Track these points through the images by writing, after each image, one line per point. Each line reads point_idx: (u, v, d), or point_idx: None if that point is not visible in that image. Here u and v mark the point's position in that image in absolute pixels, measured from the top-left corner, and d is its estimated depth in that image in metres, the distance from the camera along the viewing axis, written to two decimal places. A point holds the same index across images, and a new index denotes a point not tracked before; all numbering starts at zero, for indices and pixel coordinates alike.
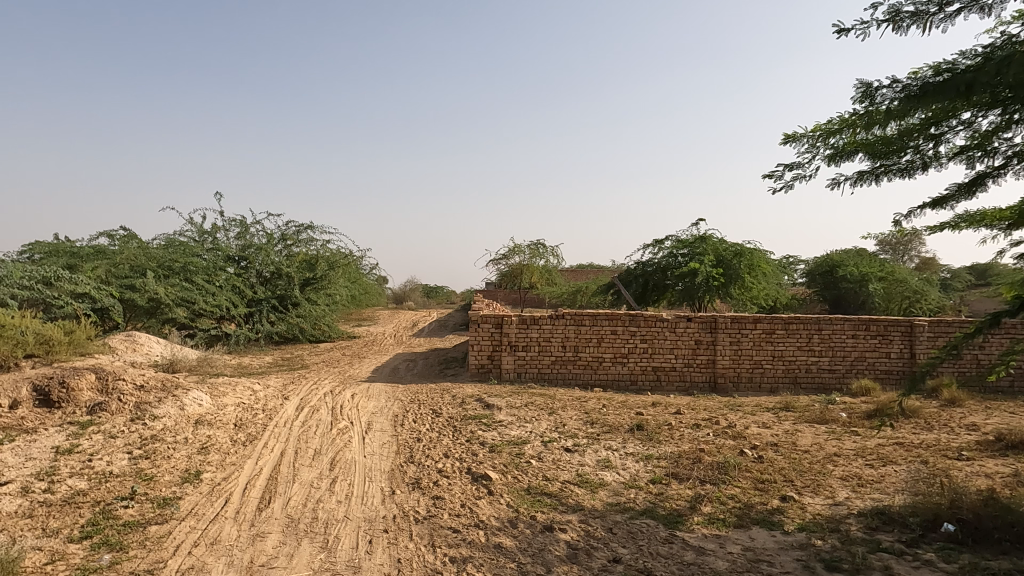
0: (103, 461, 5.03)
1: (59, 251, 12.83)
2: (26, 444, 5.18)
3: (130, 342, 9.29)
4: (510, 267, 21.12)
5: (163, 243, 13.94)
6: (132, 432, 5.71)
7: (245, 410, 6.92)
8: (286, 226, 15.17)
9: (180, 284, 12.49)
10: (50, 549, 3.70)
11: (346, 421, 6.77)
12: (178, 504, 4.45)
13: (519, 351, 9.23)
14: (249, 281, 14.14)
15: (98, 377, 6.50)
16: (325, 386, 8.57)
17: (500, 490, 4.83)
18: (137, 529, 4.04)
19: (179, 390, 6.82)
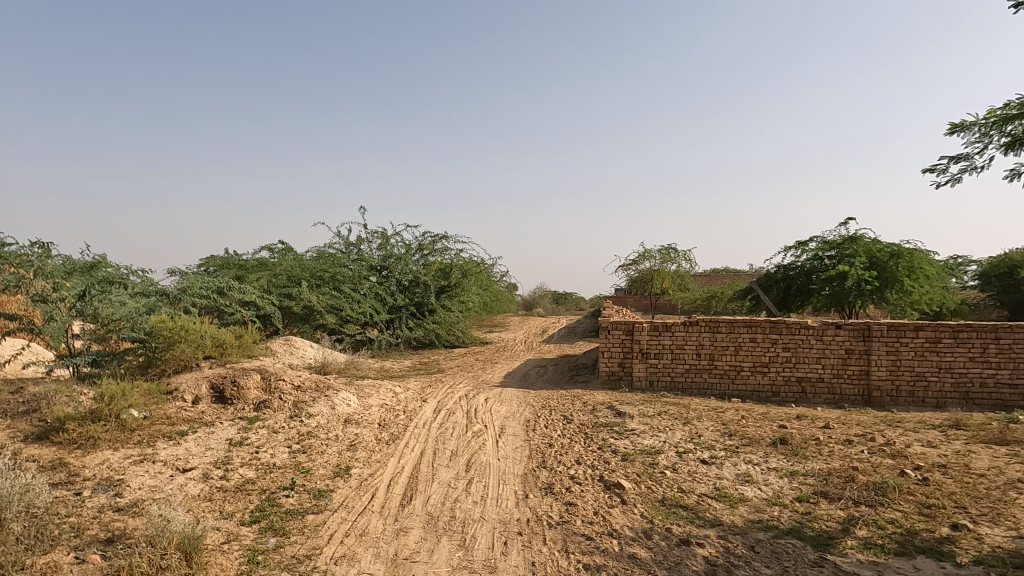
0: (268, 454, 5.56)
1: (230, 264, 14.38)
2: (206, 435, 5.86)
3: (288, 346, 10.20)
4: (641, 273, 20.76)
5: (315, 254, 15.21)
6: (291, 428, 6.26)
7: (389, 411, 7.35)
8: (423, 236, 15.95)
9: (330, 293, 13.54)
10: (226, 530, 4.15)
11: (481, 425, 6.99)
12: (331, 496, 4.82)
13: (651, 358, 9.04)
14: (390, 289, 15.03)
15: (263, 377, 7.21)
16: (460, 390, 8.90)
17: (633, 499, 4.76)
18: (297, 517, 4.42)
19: (331, 390, 7.38)
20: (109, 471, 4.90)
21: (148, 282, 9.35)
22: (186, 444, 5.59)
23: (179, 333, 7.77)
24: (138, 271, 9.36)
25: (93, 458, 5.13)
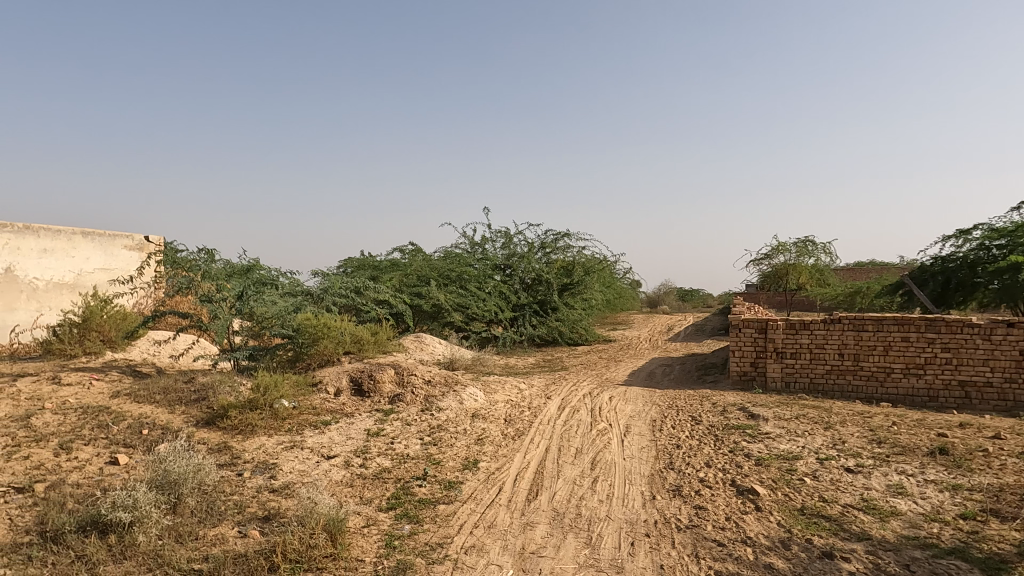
0: (402, 445, 5.86)
1: (365, 265, 15.30)
2: (347, 425, 6.29)
3: (419, 342, 10.68)
4: (774, 268, 19.61)
5: (443, 254, 15.81)
6: (423, 421, 6.56)
7: (514, 407, 7.49)
8: (545, 234, 16.08)
9: (456, 291, 14.03)
10: (366, 515, 4.42)
11: (606, 423, 6.93)
12: (461, 487, 4.99)
13: (786, 358, 8.53)
14: (514, 287, 15.31)
15: (396, 372, 7.60)
16: (584, 387, 8.89)
17: (769, 507, 4.51)
18: (430, 506, 4.62)
19: (459, 386, 7.64)
20: (265, 455, 5.39)
21: (295, 283, 10.16)
22: (329, 433, 6.02)
23: (322, 330, 8.39)
24: (287, 273, 10.20)
25: (251, 443, 5.67)
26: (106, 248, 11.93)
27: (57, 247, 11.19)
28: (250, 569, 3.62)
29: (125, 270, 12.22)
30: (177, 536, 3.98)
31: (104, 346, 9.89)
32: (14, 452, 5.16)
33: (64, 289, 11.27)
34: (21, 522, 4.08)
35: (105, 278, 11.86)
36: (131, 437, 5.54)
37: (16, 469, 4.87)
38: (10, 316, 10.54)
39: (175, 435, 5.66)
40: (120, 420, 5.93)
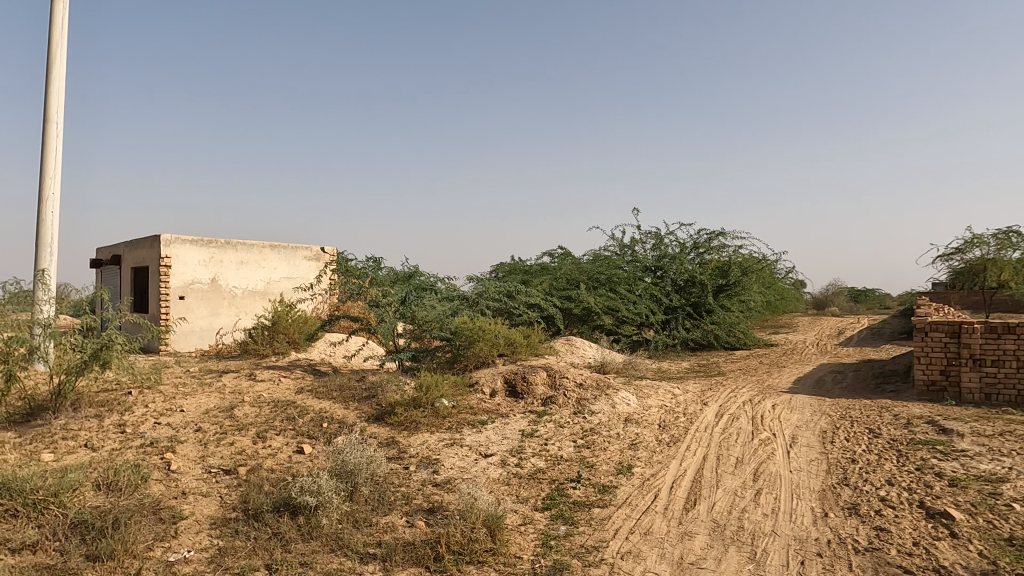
0: (555, 446, 5.94)
1: (517, 269, 15.71)
2: (503, 425, 6.49)
3: (569, 345, 10.76)
4: (968, 264, 17.31)
5: (592, 257, 15.81)
6: (575, 423, 6.60)
7: (668, 413, 7.29)
8: (698, 234, 15.51)
9: (606, 294, 13.97)
10: (523, 514, 4.54)
11: (768, 432, 6.53)
12: (615, 492, 4.95)
13: (986, 366, 7.52)
14: (666, 289, 14.92)
15: (549, 374, 7.72)
16: (744, 394, 8.43)
17: (967, 534, 3.99)
18: (585, 509, 4.64)
19: (611, 390, 7.59)
20: (428, 451, 5.72)
21: (451, 288, 10.66)
22: (486, 432, 6.26)
23: (478, 333, 8.75)
24: (444, 279, 10.75)
25: (416, 439, 6.04)
26: (290, 259, 13.32)
27: (251, 259, 12.69)
28: (418, 557, 3.87)
29: (306, 279, 13.56)
30: (354, 521, 4.36)
31: (289, 347, 11.05)
32: (222, 438, 5.93)
33: (257, 296, 12.76)
34: (229, 499, 4.69)
35: (289, 286, 13.25)
36: (313, 429, 6.15)
37: (223, 453, 5.60)
38: (215, 320, 12.14)
39: (350, 429, 6.18)
40: (304, 413, 6.60)
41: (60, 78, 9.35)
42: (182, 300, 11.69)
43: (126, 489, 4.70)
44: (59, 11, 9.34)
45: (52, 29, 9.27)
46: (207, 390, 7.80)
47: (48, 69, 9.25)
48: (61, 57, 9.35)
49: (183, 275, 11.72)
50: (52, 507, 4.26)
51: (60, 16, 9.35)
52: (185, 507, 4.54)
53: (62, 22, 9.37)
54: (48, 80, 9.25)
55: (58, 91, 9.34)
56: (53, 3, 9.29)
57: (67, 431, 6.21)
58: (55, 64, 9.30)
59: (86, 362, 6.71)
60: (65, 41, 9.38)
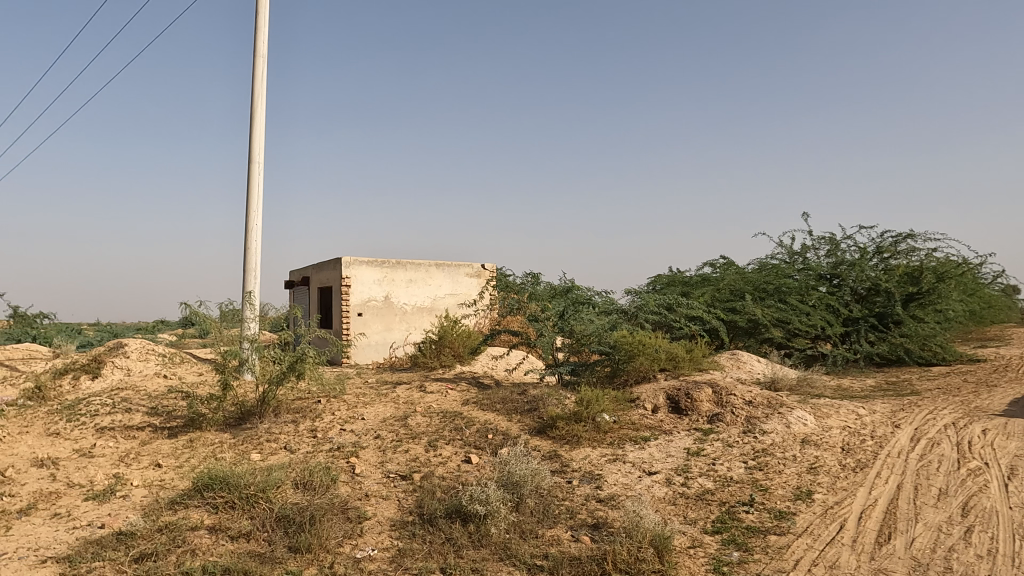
0: (724, 467, 5.65)
1: (675, 280, 15.27)
2: (666, 442, 6.30)
3: (735, 360, 10.22)
4: None
5: (758, 266, 14.93)
6: (745, 443, 6.23)
7: (852, 435, 6.64)
8: (882, 236, 14.05)
9: (775, 306, 13.12)
10: (691, 536, 4.37)
11: (979, 461, 5.70)
12: (794, 519, 4.60)
13: None
14: (844, 299, 13.66)
15: (714, 391, 7.37)
16: (945, 417, 7.45)
17: None
18: (759, 535, 4.36)
19: (785, 408, 7.07)
20: (590, 466, 5.71)
21: (609, 301, 10.57)
22: (649, 449, 6.11)
23: (638, 347, 8.58)
24: (601, 292, 10.70)
25: (578, 453, 6.06)
26: (454, 276, 14.03)
27: (419, 277, 13.55)
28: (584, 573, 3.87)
29: (468, 295, 14.19)
30: (521, 532, 4.46)
31: (455, 360, 11.62)
32: (398, 446, 6.37)
33: (425, 312, 13.58)
34: (406, 503, 5.02)
35: (453, 302, 13.96)
36: (480, 440, 6.41)
37: (400, 459, 6.01)
38: (389, 334, 13.12)
39: (514, 440, 6.35)
40: (471, 425, 6.89)
41: (261, 122, 10.70)
42: (360, 316, 12.77)
43: (319, 488, 5.20)
44: (259, 64, 10.70)
45: (254, 80, 10.65)
46: (383, 400, 8.43)
47: (251, 115, 10.62)
48: (261, 104, 10.70)
49: (361, 293, 12.81)
50: (261, 501, 4.84)
51: (260, 68, 10.72)
52: (369, 508, 4.92)
53: (262, 73, 10.72)
54: (252, 124, 10.62)
55: (259, 134, 10.68)
56: (255, 57, 10.67)
57: (270, 434, 7.02)
58: (257, 111, 10.66)
59: (284, 372, 7.56)
60: (264, 90, 10.72)
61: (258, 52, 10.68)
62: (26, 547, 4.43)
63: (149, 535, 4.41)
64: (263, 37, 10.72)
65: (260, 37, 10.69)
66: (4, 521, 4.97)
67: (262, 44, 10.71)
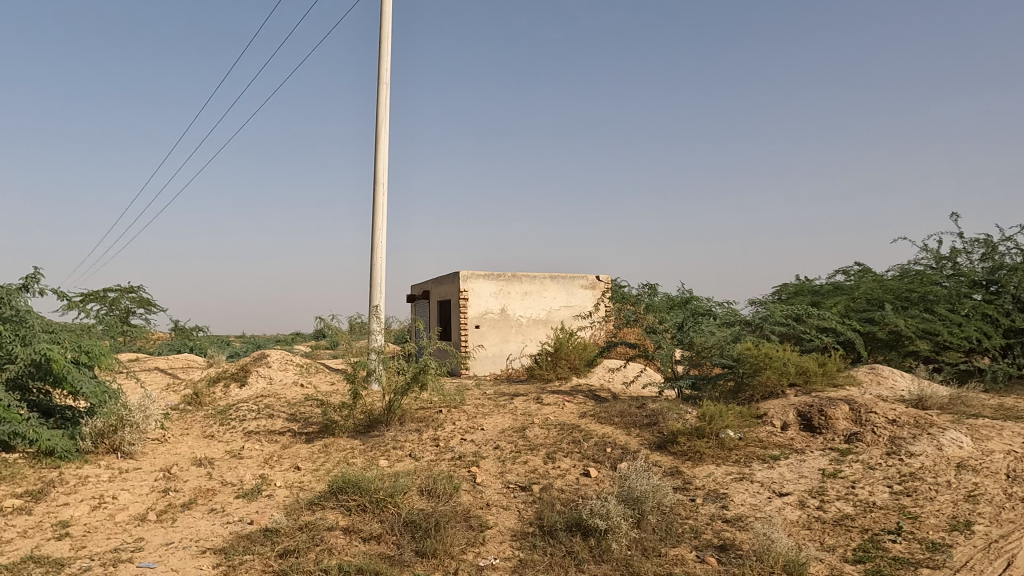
0: (866, 491, 5.22)
1: (804, 290, 14.39)
2: (798, 462, 5.93)
3: (874, 375, 9.43)
4: None
5: (899, 273, 13.72)
6: (889, 466, 5.72)
7: (1020, 460, 5.89)
8: None
9: (920, 316, 11.99)
10: (830, 564, 4.07)
11: None
12: (950, 551, 4.16)
13: None
14: (1005, 307, 12.20)
15: (852, 408, 6.83)
16: None
17: None
18: (909, 568, 3.98)
19: (935, 428, 6.42)
20: (715, 484, 5.48)
21: (731, 312, 10.13)
22: (780, 469, 5.77)
23: (765, 360, 8.13)
24: (722, 303, 10.28)
25: (702, 470, 5.84)
26: (569, 288, 14.04)
27: (534, 290, 13.69)
28: None
29: (583, 307, 14.13)
30: (643, 549, 4.37)
31: (571, 372, 11.61)
32: (517, 456, 6.46)
33: (540, 324, 13.68)
34: (526, 514, 5.07)
35: (568, 314, 13.96)
36: (598, 453, 6.35)
37: (519, 470, 6.08)
38: (505, 346, 13.35)
39: (634, 455, 6.23)
40: (589, 438, 6.85)
41: (384, 145, 11.32)
42: (478, 328, 13.10)
43: (443, 495, 5.38)
44: (382, 90, 11.34)
45: (378, 106, 11.30)
46: (501, 411, 8.58)
47: (376, 139, 11.27)
48: (385, 128, 11.32)
49: (478, 306, 13.15)
50: (389, 506, 5.08)
51: (383, 94, 11.35)
52: (490, 518, 5.02)
53: (385, 99, 11.36)
54: (376, 147, 11.26)
55: (383, 156, 11.30)
56: (379, 84, 11.33)
57: (397, 442, 7.35)
58: (381, 135, 11.29)
59: (408, 383, 7.89)
60: (387, 114, 11.34)
61: (381, 79, 11.33)
62: (188, 538, 4.93)
63: (291, 533, 4.76)
64: (385, 65, 11.36)
65: (383, 65, 11.34)
66: (171, 513, 5.57)
67: (384, 71, 11.35)
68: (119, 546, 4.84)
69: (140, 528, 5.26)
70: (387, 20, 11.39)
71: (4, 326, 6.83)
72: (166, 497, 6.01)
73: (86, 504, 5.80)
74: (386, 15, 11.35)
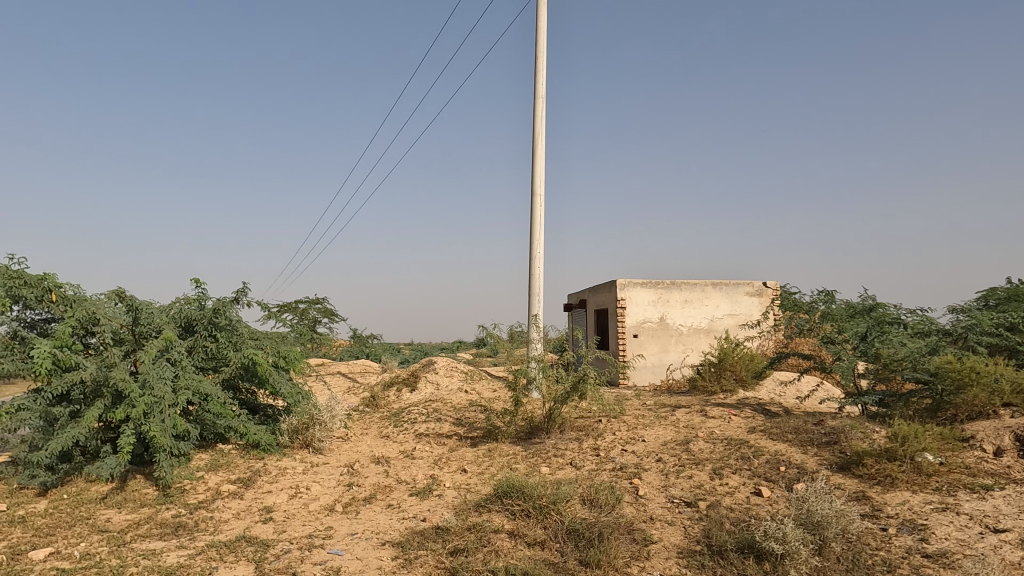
0: None
1: (1019, 295, 12.43)
2: (1018, 494, 5.10)
3: None
4: None
5: None
6: None
7: None
8: None
9: None
10: None
11: None
12: None
13: None
14: None
15: None
16: None
17: None
18: None
19: None
20: (911, 513, 4.89)
21: (925, 320, 9.01)
22: (993, 501, 5.01)
23: (971, 375, 7.10)
24: (913, 311, 9.19)
25: (894, 496, 5.25)
26: (732, 296, 13.36)
27: (696, 298, 13.20)
28: None
29: (749, 315, 13.37)
30: None
31: (737, 384, 11.02)
32: (681, 470, 6.24)
33: (702, 333, 13.16)
34: (692, 531, 4.88)
35: (733, 323, 13.28)
36: (771, 472, 5.94)
37: (684, 485, 5.87)
38: (665, 356, 12.99)
39: (812, 476, 5.76)
40: (759, 454, 6.45)
41: (541, 157, 11.57)
42: (636, 338, 12.89)
43: (605, 506, 5.34)
44: (539, 105, 11.61)
45: (534, 120, 11.58)
46: (663, 423, 8.34)
47: (533, 152, 11.55)
48: (541, 141, 11.58)
49: (636, 314, 12.93)
50: (553, 513, 5.14)
51: (540, 109, 11.62)
52: (655, 532, 4.90)
53: (541, 113, 11.62)
54: (534, 160, 11.54)
55: (540, 168, 11.55)
56: (535, 99, 11.61)
57: (558, 450, 7.43)
58: (538, 148, 11.56)
59: (568, 392, 7.93)
60: (543, 127, 11.59)
61: (537, 94, 11.61)
62: (370, 530, 5.36)
63: (460, 532, 4.99)
64: (541, 80, 11.63)
65: (539, 80, 11.62)
66: (354, 506, 6.08)
67: (540, 86, 11.62)
68: (313, 533, 5.38)
69: (329, 517, 5.81)
70: (542, 35, 11.66)
71: (220, 334, 7.80)
72: (351, 491, 6.57)
73: (285, 492, 6.52)
74: (541, 31, 11.64)
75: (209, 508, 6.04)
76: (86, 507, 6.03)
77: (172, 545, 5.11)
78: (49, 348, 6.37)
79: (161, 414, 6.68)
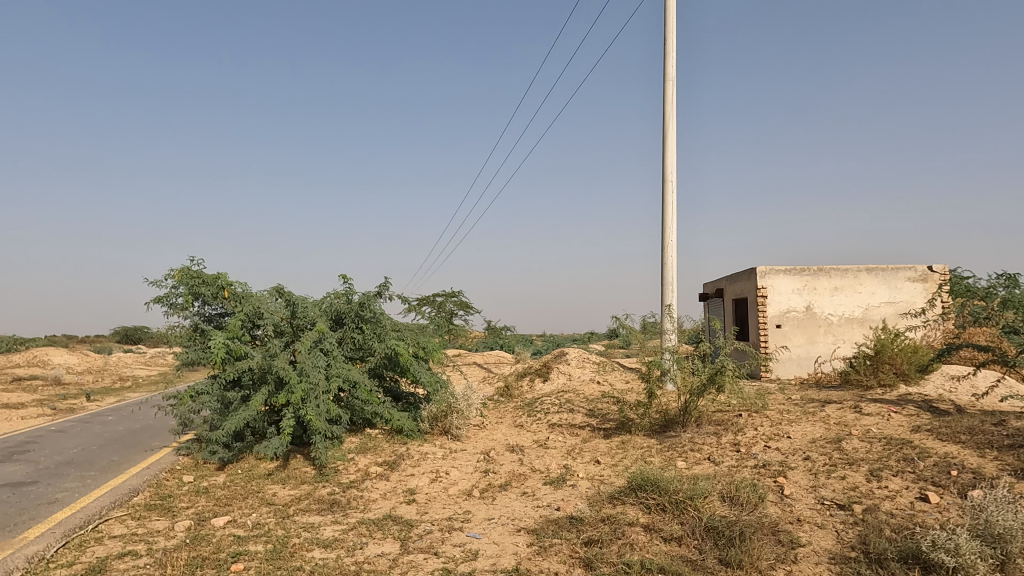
0: None
1: None
2: None
3: None
4: None
5: None
6: None
7: None
8: None
9: None
10: None
11: None
12: None
13: None
14: None
15: None
16: None
17: None
18: None
19: None
20: None
21: None
22: None
23: None
24: None
25: None
26: (891, 282, 12.18)
27: (847, 285, 12.17)
28: None
29: (911, 303, 12.15)
30: None
31: (897, 378, 10.05)
32: (832, 471, 5.79)
33: (855, 323, 12.14)
34: (846, 536, 4.51)
35: (892, 311, 12.12)
36: (939, 476, 5.35)
37: (835, 486, 5.45)
38: (813, 348, 12.13)
39: (990, 481, 5.12)
40: (925, 456, 5.83)
41: (672, 142, 11.20)
42: (780, 329, 12.13)
43: (747, 504, 5.09)
44: (669, 87, 11.23)
45: (664, 104, 11.22)
46: (811, 419, 7.80)
47: (664, 137, 11.21)
48: (671, 126, 11.21)
49: (780, 304, 12.16)
50: (690, 509, 4.99)
51: (669, 92, 11.24)
52: (803, 535, 4.59)
53: (671, 96, 11.24)
54: (664, 145, 11.20)
55: (671, 153, 11.19)
56: (665, 82, 11.25)
57: (694, 444, 7.19)
58: (669, 133, 11.20)
59: (705, 384, 7.64)
60: (674, 110, 11.20)
61: (666, 77, 11.24)
62: (506, 516, 5.50)
63: (595, 523, 4.98)
64: (670, 63, 11.24)
65: (668, 63, 11.23)
66: (491, 492, 6.27)
67: (670, 69, 11.24)
68: (453, 516, 5.61)
69: (467, 502, 6.03)
70: (671, 16, 11.25)
71: (366, 326, 8.31)
72: (487, 477, 6.79)
73: (426, 476, 6.87)
74: (669, 11, 11.25)
75: (360, 488, 6.50)
76: (256, 481, 6.72)
77: (328, 520, 5.56)
78: (223, 339, 7.15)
79: (316, 400, 7.28)
